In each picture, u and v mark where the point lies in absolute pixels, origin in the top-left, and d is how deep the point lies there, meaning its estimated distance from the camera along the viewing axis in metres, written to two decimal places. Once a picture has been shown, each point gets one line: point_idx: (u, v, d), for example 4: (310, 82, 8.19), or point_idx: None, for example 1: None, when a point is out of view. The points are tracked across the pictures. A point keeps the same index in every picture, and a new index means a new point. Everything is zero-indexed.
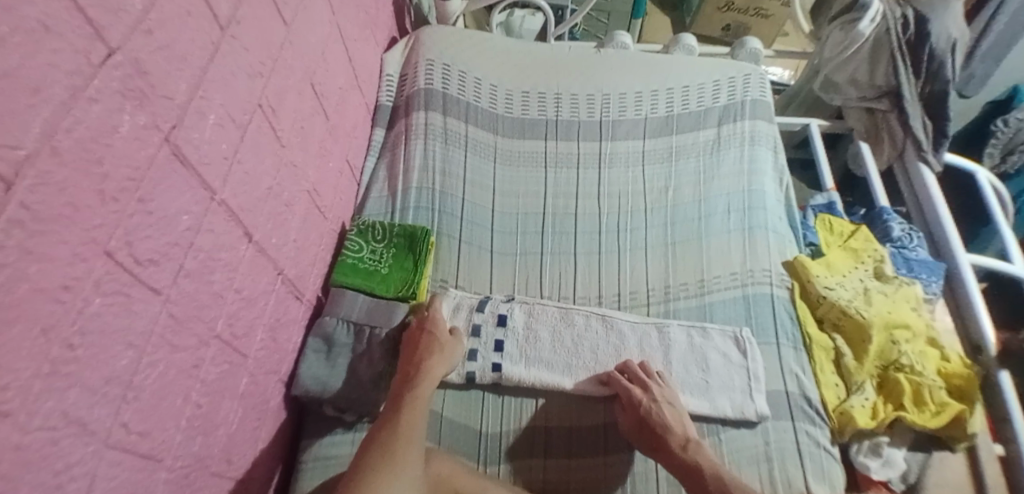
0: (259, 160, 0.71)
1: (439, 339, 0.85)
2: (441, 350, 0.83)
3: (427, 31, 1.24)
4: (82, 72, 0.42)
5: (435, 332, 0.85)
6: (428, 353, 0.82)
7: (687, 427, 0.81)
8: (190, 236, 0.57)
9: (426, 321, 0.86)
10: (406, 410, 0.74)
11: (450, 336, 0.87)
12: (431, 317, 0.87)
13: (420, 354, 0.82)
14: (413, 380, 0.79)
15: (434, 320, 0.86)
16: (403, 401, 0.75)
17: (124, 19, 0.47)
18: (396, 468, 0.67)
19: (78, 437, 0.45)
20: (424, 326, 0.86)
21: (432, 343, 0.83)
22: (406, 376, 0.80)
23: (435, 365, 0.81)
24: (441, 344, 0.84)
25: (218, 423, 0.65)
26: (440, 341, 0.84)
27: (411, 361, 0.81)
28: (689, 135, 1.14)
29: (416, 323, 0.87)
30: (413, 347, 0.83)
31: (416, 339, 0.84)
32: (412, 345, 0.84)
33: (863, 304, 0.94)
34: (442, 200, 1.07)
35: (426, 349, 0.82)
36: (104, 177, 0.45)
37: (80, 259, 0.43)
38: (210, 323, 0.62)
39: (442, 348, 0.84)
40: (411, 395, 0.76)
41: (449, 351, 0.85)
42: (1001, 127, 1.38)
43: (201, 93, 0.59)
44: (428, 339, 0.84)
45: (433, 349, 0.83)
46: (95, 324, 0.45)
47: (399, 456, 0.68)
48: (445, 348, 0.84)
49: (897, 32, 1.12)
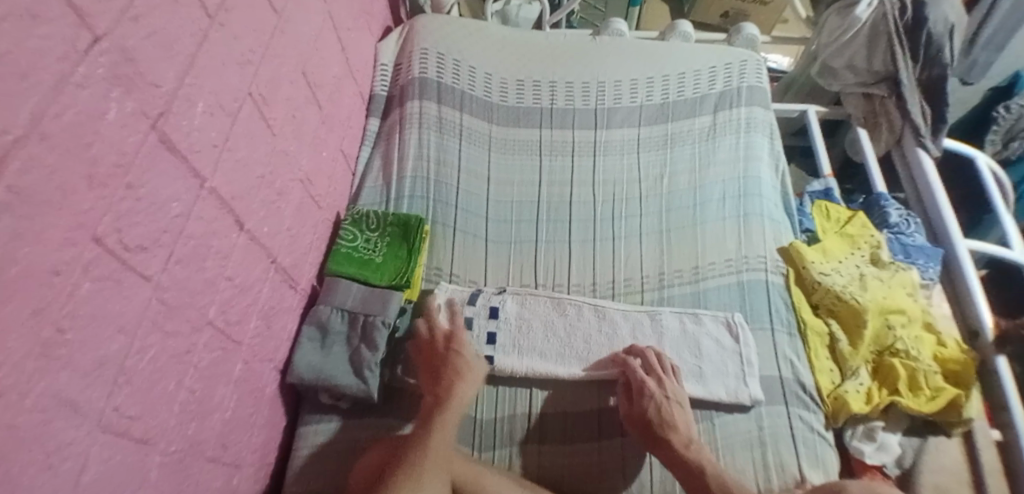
0: (251, 148, 0.72)
1: (466, 361, 0.84)
2: (467, 373, 0.83)
3: (422, 21, 1.24)
4: (68, 58, 0.42)
5: (461, 354, 0.84)
6: (451, 377, 0.81)
7: (692, 427, 0.80)
8: (180, 223, 0.58)
9: (451, 342, 0.85)
10: (437, 430, 0.75)
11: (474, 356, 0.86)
12: (455, 338, 0.86)
13: (448, 377, 0.81)
14: (442, 402, 0.79)
15: (459, 342, 0.85)
16: (433, 421, 0.77)
17: (112, 7, 0.47)
18: (423, 478, 0.70)
19: (71, 419, 0.45)
20: (449, 348, 0.84)
21: (461, 366, 0.82)
22: (434, 402, 0.79)
23: (464, 389, 0.81)
24: (467, 366, 0.83)
25: (212, 408, 0.66)
26: (466, 364, 0.83)
27: (440, 384, 0.81)
28: (685, 122, 1.13)
29: (441, 343, 0.85)
30: (443, 369, 0.82)
31: (444, 361, 0.83)
32: (437, 368, 0.83)
33: (858, 289, 0.93)
34: (437, 189, 1.07)
35: (451, 372, 0.82)
36: (93, 162, 0.45)
37: (70, 244, 0.43)
38: (203, 309, 0.62)
39: (470, 371, 0.83)
40: (441, 415, 0.77)
41: (479, 373, 0.84)
42: (1003, 113, 1.36)
43: (190, 80, 0.59)
44: (457, 360, 0.83)
45: (460, 373, 0.82)
46: (86, 307, 0.46)
47: (422, 478, 0.70)
48: (471, 369, 0.83)
49: (894, 16, 1.11)
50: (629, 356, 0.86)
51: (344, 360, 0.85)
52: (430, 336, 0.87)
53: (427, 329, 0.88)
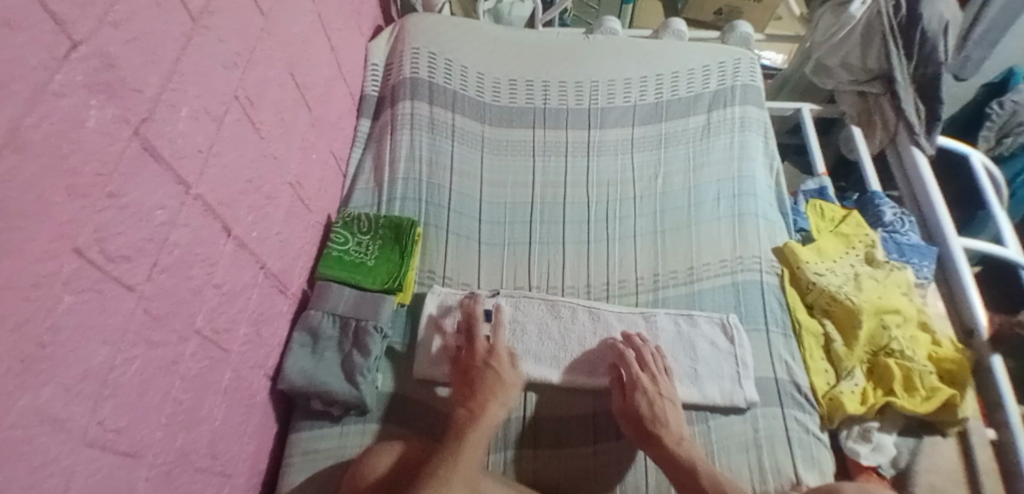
0: (238, 153, 0.71)
1: (504, 378, 0.83)
2: (504, 389, 0.82)
3: (413, 20, 1.22)
4: (45, 66, 0.41)
5: (499, 370, 0.83)
6: (488, 392, 0.80)
7: (683, 426, 0.79)
8: (165, 231, 0.57)
9: (491, 357, 0.85)
10: (467, 445, 0.72)
11: (511, 371, 0.85)
12: (494, 352, 0.85)
13: (484, 391, 0.80)
14: (474, 417, 0.76)
15: (498, 357, 0.85)
16: (464, 435, 0.74)
17: (92, 12, 0.46)
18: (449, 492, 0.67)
19: (54, 434, 0.44)
20: (488, 362, 0.84)
21: (499, 381, 0.82)
22: (467, 415, 0.77)
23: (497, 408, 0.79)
24: (504, 383, 0.82)
25: (201, 418, 0.65)
26: (504, 380, 0.83)
27: (474, 397, 0.80)
28: (679, 121, 1.13)
29: (481, 356, 0.85)
30: (477, 383, 0.81)
31: (481, 375, 0.82)
32: (473, 381, 0.82)
33: (853, 289, 0.93)
34: (430, 191, 1.06)
35: (488, 386, 0.81)
36: (73, 172, 0.44)
37: (50, 256, 0.42)
38: (189, 318, 0.61)
39: (507, 386, 0.82)
40: (473, 430, 0.75)
41: (515, 391, 0.83)
42: (997, 109, 1.34)
43: (174, 85, 0.58)
44: (492, 376, 0.82)
45: (497, 389, 0.81)
46: (67, 321, 0.45)
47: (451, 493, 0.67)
48: (507, 386, 0.82)
49: (888, 13, 1.12)
50: (625, 348, 0.85)
51: (336, 365, 0.84)
52: (469, 348, 0.86)
53: (465, 338, 0.87)
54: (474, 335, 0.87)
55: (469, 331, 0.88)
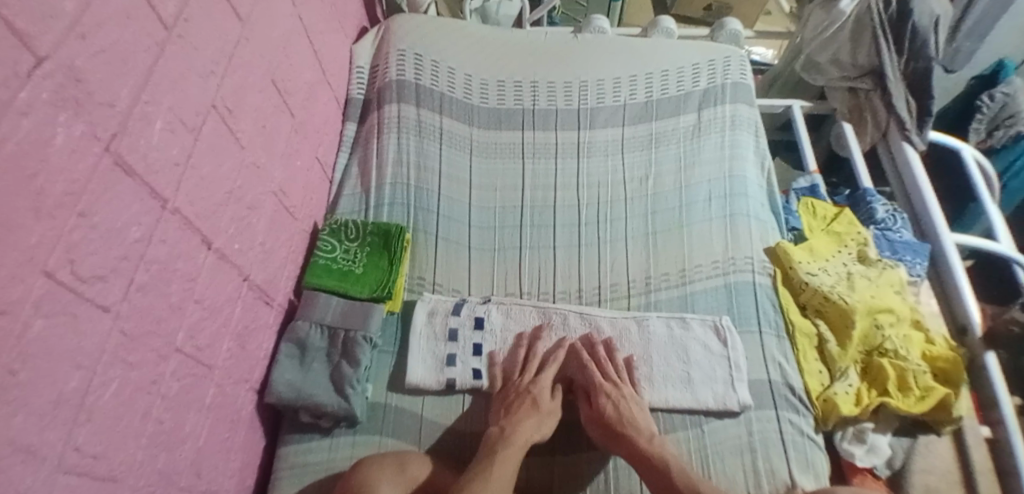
0: (216, 164, 0.69)
1: (541, 408, 0.81)
2: (540, 417, 0.80)
3: (398, 21, 1.20)
4: (9, 84, 0.39)
5: (537, 398, 0.82)
6: (523, 415, 0.79)
7: (652, 423, 0.80)
8: (140, 248, 0.55)
9: (534, 385, 0.83)
10: (498, 462, 0.73)
11: (552, 399, 0.84)
12: (537, 382, 0.84)
13: (518, 413, 0.80)
14: (506, 435, 0.77)
15: (540, 386, 0.83)
16: (497, 453, 0.74)
17: (56, 25, 0.44)
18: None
19: (28, 464, 0.42)
20: (529, 389, 0.83)
21: (536, 403, 0.81)
22: (499, 433, 0.78)
23: (529, 426, 0.78)
24: (541, 412, 0.81)
25: (183, 437, 0.64)
26: (540, 410, 0.81)
27: (508, 416, 0.80)
28: (669, 121, 1.11)
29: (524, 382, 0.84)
30: (512, 405, 0.81)
31: (519, 401, 0.81)
32: (511, 405, 0.81)
33: (846, 289, 0.92)
34: (417, 196, 1.04)
35: (524, 411, 0.80)
36: (40, 193, 0.42)
37: (18, 281, 0.40)
38: (168, 337, 0.60)
39: (545, 410, 0.82)
40: (506, 447, 0.75)
41: (549, 421, 0.81)
42: (987, 102, 1.33)
43: (147, 97, 0.56)
44: (527, 398, 0.82)
45: (532, 414, 0.80)
46: (37, 347, 0.43)
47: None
48: (544, 414, 0.81)
49: (878, 9, 1.11)
50: (582, 353, 0.87)
51: (324, 377, 0.83)
52: (518, 373, 0.86)
53: (517, 368, 0.87)
54: (529, 362, 0.87)
55: (525, 361, 0.88)
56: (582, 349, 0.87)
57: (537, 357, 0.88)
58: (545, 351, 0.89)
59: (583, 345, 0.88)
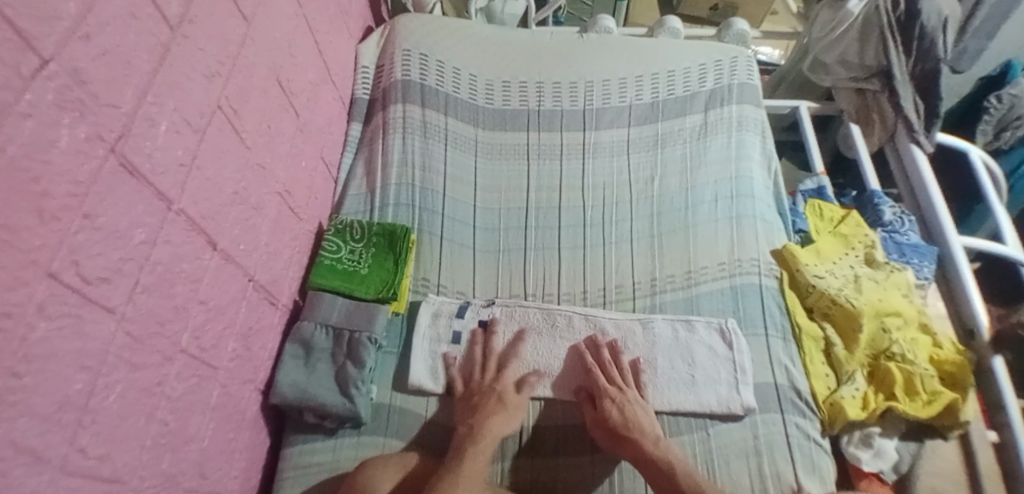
0: (221, 165, 0.68)
1: (507, 403, 0.81)
2: (508, 413, 0.80)
3: (403, 20, 1.20)
4: (12, 86, 0.39)
5: (503, 395, 0.82)
6: (490, 411, 0.79)
7: (657, 425, 0.79)
8: (145, 249, 0.55)
9: (496, 381, 0.84)
10: (468, 460, 0.72)
11: (517, 394, 0.83)
12: (500, 379, 0.84)
13: (485, 411, 0.79)
14: (474, 434, 0.76)
15: (503, 381, 0.83)
16: (465, 450, 0.73)
17: (59, 26, 0.43)
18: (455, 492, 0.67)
19: (32, 466, 0.42)
20: (493, 386, 0.83)
21: (502, 402, 0.81)
22: (467, 432, 0.76)
23: (500, 424, 0.78)
24: (507, 409, 0.80)
25: (188, 438, 0.64)
26: (507, 406, 0.81)
27: (473, 418, 0.79)
28: (675, 121, 1.11)
29: (490, 377, 0.85)
30: (477, 407, 0.80)
31: (484, 400, 0.81)
32: (476, 405, 0.81)
33: (853, 292, 0.92)
34: (423, 196, 1.04)
35: (491, 408, 0.79)
36: (43, 195, 0.42)
37: (21, 284, 0.40)
38: (173, 338, 0.60)
39: (509, 407, 0.81)
40: (474, 444, 0.74)
41: (516, 417, 0.80)
42: (994, 103, 1.31)
43: (151, 98, 0.56)
44: (493, 397, 0.81)
45: (500, 410, 0.80)
46: (42, 349, 0.42)
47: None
48: (511, 408, 0.81)
49: (886, 10, 1.10)
50: (585, 352, 0.87)
51: (329, 378, 0.83)
52: (478, 375, 0.86)
53: (476, 369, 0.87)
54: (488, 360, 0.87)
55: (483, 361, 0.87)
56: (585, 349, 0.87)
57: (494, 355, 0.88)
58: (501, 350, 0.89)
59: (587, 345, 0.88)
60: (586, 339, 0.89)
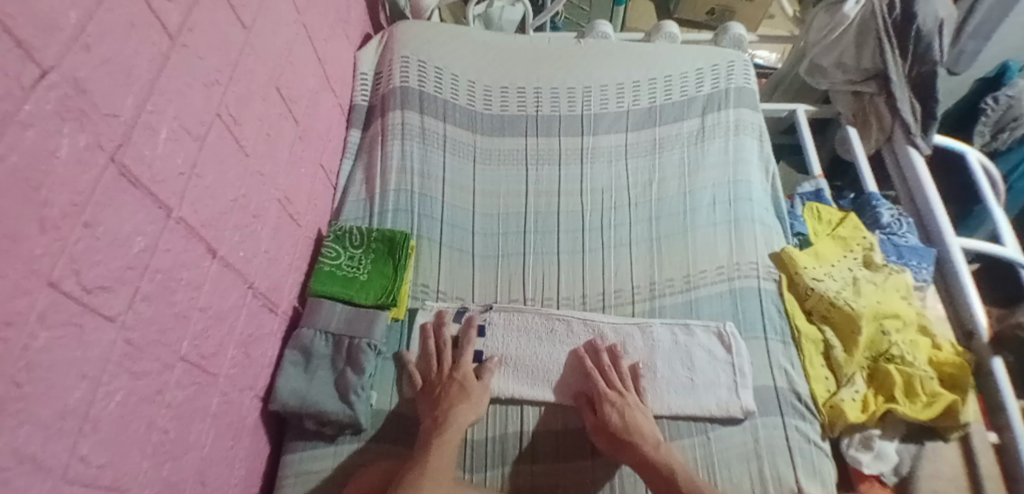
0: (221, 173, 0.69)
1: (467, 391, 0.83)
2: (470, 401, 0.82)
3: (401, 27, 1.21)
4: (13, 95, 0.39)
5: (463, 382, 0.84)
6: (454, 401, 0.81)
7: (656, 430, 0.79)
8: (145, 257, 0.55)
9: (456, 371, 0.86)
10: (435, 451, 0.74)
11: (478, 382, 0.85)
12: (459, 368, 0.86)
13: (447, 401, 0.81)
14: (440, 425, 0.78)
15: (462, 370, 0.85)
16: (431, 442, 0.76)
17: (60, 37, 0.44)
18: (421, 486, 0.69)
19: (34, 475, 0.42)
20: (453, 376, 0.85)
21: (462, 392, 0.83)
22: (433, 424, 0.79)
23: (463, 413, 0.80)
24: (468, 394, 0.83)
25: (188, 446, 0.64)
26: (468, 391, 0.83)
27: (438, 408, 0.81)
28: (673, 126, 1.11)
29: (446, 371, 0.86)
30: (439, 397, 0.82)
31: (445, 389, 0.83)
32: (439, 395, 0.83)
33: (852, 295, 0.92)
34: (422, 203, 1.04)
35: (453, 397, 0.82)
36: (44, 204, 0.42)
37: (22, 293, 0.40)
38: (174, 346, 0.60)
39: (470, 396, 0.83)
40: (441, 435, 0.77)
41: (478, 404, 0.82)
42: (991, 104, 1.32)
43: (151, 107, 0.56)
44: (455, 386, 0.83)
45: (461, 397, 0.82)
46: (43, 358, 0.43)
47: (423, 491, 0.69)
48: (473, 395, 0.83)
49: (883, 12, 1.10)
50: (585, 357, 0.87)
51: (329, 384, 0.83)
52: (436, 369, 0.87)
53: (433, 364, 0.88)
54: (444, 352, 0.89)
55: (439, 354, 0.89)
56: (585, 353, 0.88)
57: (448, 346, 0.90)
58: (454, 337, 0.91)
59: (587, 350, 0.88)
60: (586, 345, 0.89)
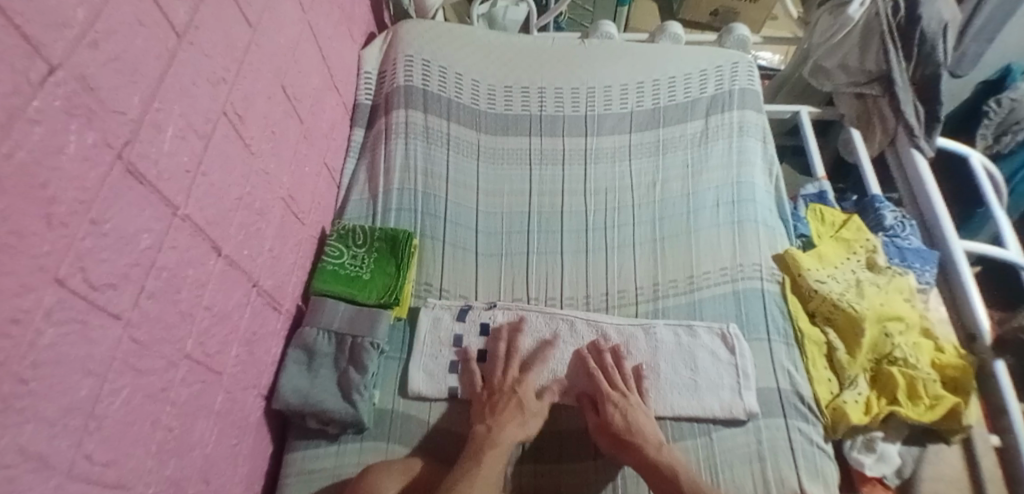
0: (226, 171, 0.69)
1: (525, 409, 0.80)
2: (524, 417, 0.80)
3: (405, 26, 1.21)
4: (20, 92, 0.39)
5: (524, 398, 0.81)
6: (508, 416, 0.79)
7: (659, 432, 0.79)
8: (151, 255, 0.55)
9: (518, 385, 0.83)
10: (486, 461, 0.72)
11: (536, 400, 0.83)
12: (524, 382, 0.84)
13: (505, 415, 0.79)
14: (491, 437, 0.76)
15: (526, 385, 0.83)
16: (483, 454, 0.73)
17: (67, 33, 0.44)
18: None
19: (39, 473, 0.42)
20: (515, 389, 0.82)
21: (518, 404, 0.81)
22: (486, 433, 0.77)
23: (510, 433, 0.77)
24: (526, 412, 0.80)
25: (192, 444, 0.64)
26: (526, 411, 0.80)
27: (495, 418, 0.79)
28: (676, 127, 1.11)
29: (510, 383, 0.83)
30: (495, 409, 0.80)
31: (505, 400, 0.81)
32: (496, 406, 0.81)
33: (855, 296, 0.92)
34: (425, 201, 1.04)
35: (510, 412, 0.79)
36: (51, 202, 0.42)
37: (28, 290, 0.40)
38: (178, 344, 0.60)
39: (530, 412, 0.80)
40: (491, 448, 0.74)
41: (531, 424, 0.79)
42: (994, 107, 1.31)
43: (157, 104, 0.56)
44: (507, 402, 0.81)
45: (516, 414, 0.79)
46: (49, 355, 0.43)
47: None
48: (529, 414, 0.80)
49: (886, 14, 1.11)
50: (587, 356, 0.87)
51: (332, 383, 0.83)
52: (499, 375, 0.86)
53: (497, 369, 0.86)
54: (509, 360, 0.87)
55: (505, 362, 0.87)
56: (587, 354, 0.87)
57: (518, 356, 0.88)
58: (526, 353, 0.89)
59: (589, 350, 0.88)
60: (587, 346, 0.89)
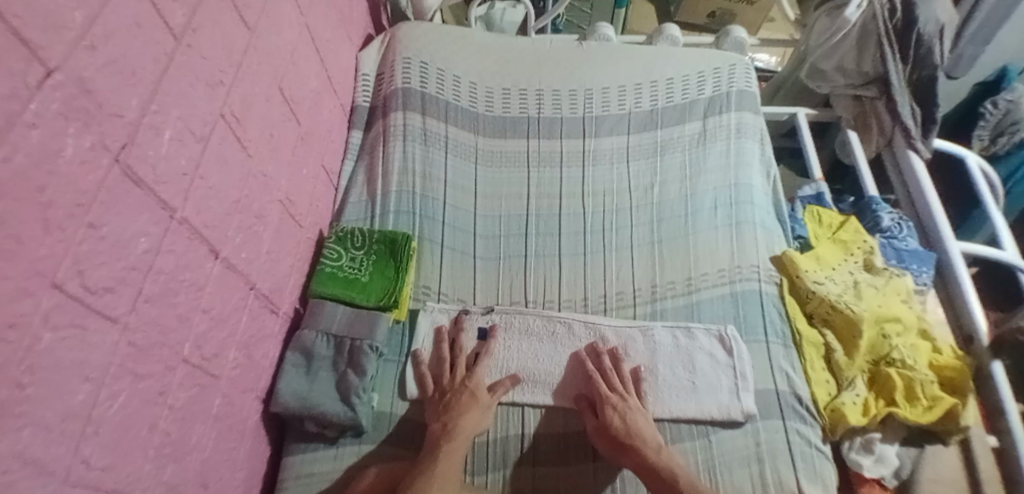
0: (224, 174, 0.69)
1: (480, 400, 0.82)
2: (480, 409, 0.82)
3: (403, 28, 1.20)
4: (19, 95, 0.39)
5: (475, 390, 0.83)
6: (464, 408, 0.81)
7: (656, 434, 0.78)
8: (148, 259, 0.55)
9: (468, 379, 0.85)
10: (443, 456, 0.73)
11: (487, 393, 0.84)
12: (474, 376, 0.86)
13: (459, 407, 0.81)
14: (449, 431, 0.77)
15: (476, 379, 0.85)
16: (440, 447, 0.75)
17: (65, 36, 0.44)
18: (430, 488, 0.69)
19: (37, 478, 0.42)
20: (466, 385, 0.84)
21: (471, 400, 0.82)
22: (441, 429, 0.78)
23: (468, 422, 0.79)
24: (478, 403, 0.82)
25: (190, 448, 0.64)
26: (478, 400, 0.82)
27: (447, 415, 0.80)
28: (675, 129, 1.12)
29: (459, 379, 0.86)
30: (447, 406, 0.81)
31: (456, 395, 0.83)
32: (448, 401, 0.82)
33: (853, 298, 0.92)
34: (424, 204, 1.04)
35: (463, 404, 0.81)
36: (48, 205, 0.42)
37: (26, 294, 0.40)
38: (176, 347, 0.60)
39: (478, 404, 0.82)
40: (449, 441, 0.76)
41: (490, 413, 0.82)
42: (989, 109, 1.31)
43: (155, 107, 0.56)
44: (468, 399, 0.82)
45: (471, 406, 0.81)
46: (47, 360, 0.42)
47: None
48: (482, 408, 0.82)
49: (884, 17, 1.10)
50: (586, 360, 0.87)
51: (330, 386, 0.83)
52: (447, 375, 0.87)
53: (445, 370, 0.88)
54: (457, 358, 0.89)
55: (454, 362, 0.89)
56: (586, 356, 0.88)
57: (463, 352, 0.90)
58: (470, 348, 0.91)
59: (589, 353, 0.88)
60: (586, 346, 0.90)
